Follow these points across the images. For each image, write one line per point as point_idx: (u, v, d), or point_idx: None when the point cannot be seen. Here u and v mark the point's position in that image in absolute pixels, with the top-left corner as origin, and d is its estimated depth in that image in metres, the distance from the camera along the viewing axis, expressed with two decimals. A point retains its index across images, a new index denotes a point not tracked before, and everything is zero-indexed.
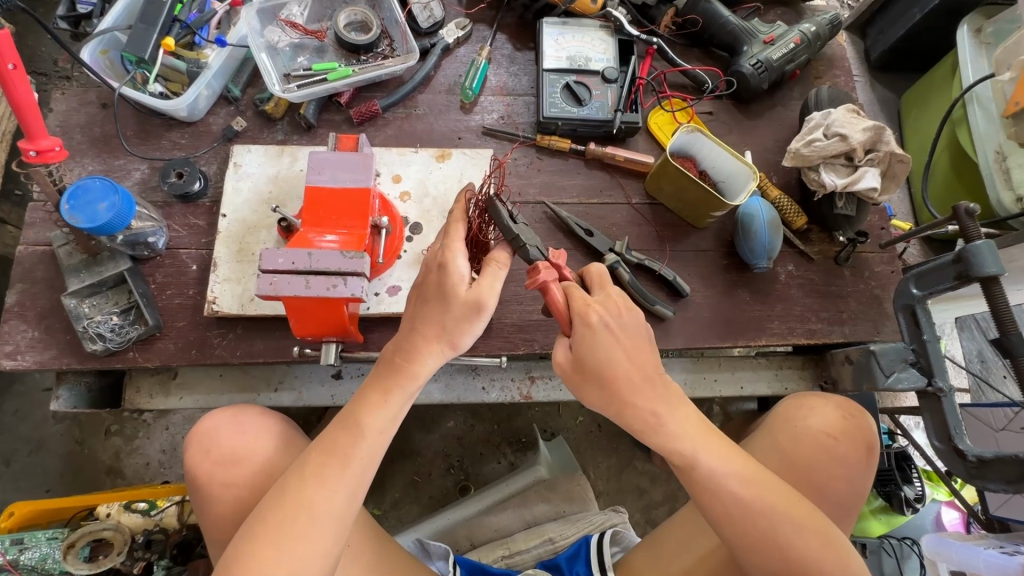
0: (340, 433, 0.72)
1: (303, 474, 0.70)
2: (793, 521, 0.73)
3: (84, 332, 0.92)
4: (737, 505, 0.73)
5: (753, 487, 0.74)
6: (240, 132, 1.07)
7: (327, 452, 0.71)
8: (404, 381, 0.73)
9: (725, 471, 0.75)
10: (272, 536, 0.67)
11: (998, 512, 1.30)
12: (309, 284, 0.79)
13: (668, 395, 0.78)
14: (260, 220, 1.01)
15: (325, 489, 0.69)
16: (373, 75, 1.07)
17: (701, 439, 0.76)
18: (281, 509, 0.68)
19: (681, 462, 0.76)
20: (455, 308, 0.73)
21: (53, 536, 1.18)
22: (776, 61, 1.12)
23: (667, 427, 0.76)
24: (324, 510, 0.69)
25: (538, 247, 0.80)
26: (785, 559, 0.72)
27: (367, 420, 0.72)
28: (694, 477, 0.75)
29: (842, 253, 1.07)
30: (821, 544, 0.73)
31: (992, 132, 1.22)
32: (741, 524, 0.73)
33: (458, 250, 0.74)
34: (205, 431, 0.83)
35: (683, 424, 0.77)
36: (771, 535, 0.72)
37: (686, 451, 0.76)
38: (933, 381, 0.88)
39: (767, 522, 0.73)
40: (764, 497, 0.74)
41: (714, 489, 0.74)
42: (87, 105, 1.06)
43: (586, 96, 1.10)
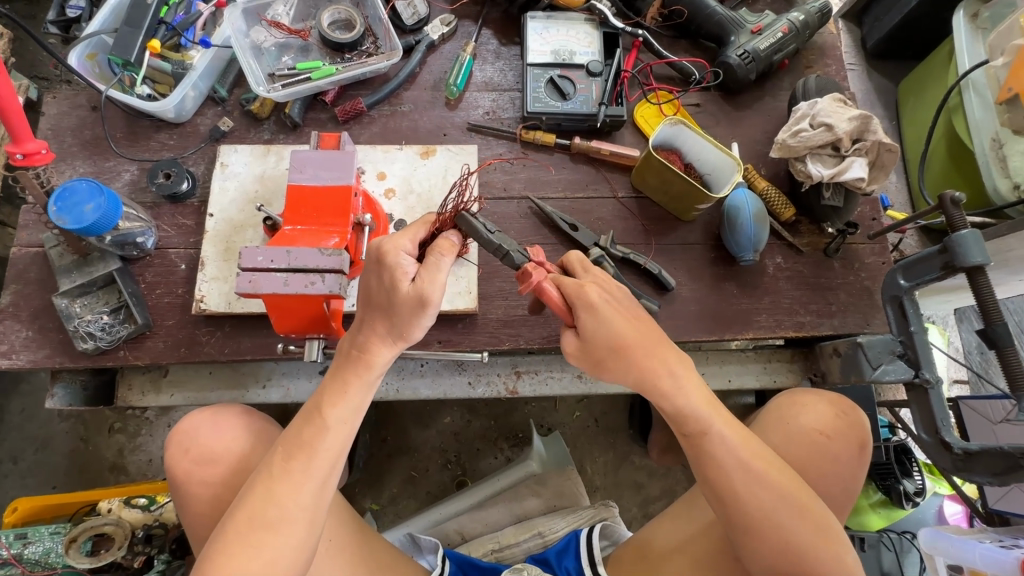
0: (305, 427, 0.73)
1: (270, 471, 0.71)
2: (790, 509, 0.74)
3: (74, 331, 0.93)
4: (737, 479, 0.75)
5: (763, 465, 0.76)
6: (227, 132, 1.08)
7: (293, 446, 0.72)
8: (361, 373, 0.75)
9: (735, 445, 0.76)
10: (243, 532, 0.68)
11: (997, 505, 1.28)
12: (288, 281, 0.80)
13: (685, 369, 0.79)
14: (246, 219, 1.02)
15: (292, 483, 0.71)
16: (357, 73, 1.07)
17: (717, 417, 0.78)
18: (253, 504, 0.70)
19: (695, 429, 0.78)
20: (398, 303, 0.72)
21: (56, 531, 1.21)
22: (763, 52, 1.10)
23: (681, 403, 0.78)
24: (293, 503, 0.70)
25: (520, 251, 0.81)
26: (778, 545, 0.73)
27: (331, 412, 0.74)
28: (707, 443, 0.77)
29: (832, 245, 1.06)
30: (816, 534, 0.73)
31: (987, 120, 1.19)
32: (743, 498, 0.74)
33: (400, 245, 0.74)
34: (186, 431, 0.84)
35: (702, 397, 0.79)
36: (763, 514, 0.74)
37: (702, 419, 0.78)
38: (920, 372, 0.87)
39: (766, 503, 0.74)
40: (770, 476, 0.75)
41: (719, 459, 0.76)
42: (78, 108, 1.08)
43: (570, 90, 1.10)
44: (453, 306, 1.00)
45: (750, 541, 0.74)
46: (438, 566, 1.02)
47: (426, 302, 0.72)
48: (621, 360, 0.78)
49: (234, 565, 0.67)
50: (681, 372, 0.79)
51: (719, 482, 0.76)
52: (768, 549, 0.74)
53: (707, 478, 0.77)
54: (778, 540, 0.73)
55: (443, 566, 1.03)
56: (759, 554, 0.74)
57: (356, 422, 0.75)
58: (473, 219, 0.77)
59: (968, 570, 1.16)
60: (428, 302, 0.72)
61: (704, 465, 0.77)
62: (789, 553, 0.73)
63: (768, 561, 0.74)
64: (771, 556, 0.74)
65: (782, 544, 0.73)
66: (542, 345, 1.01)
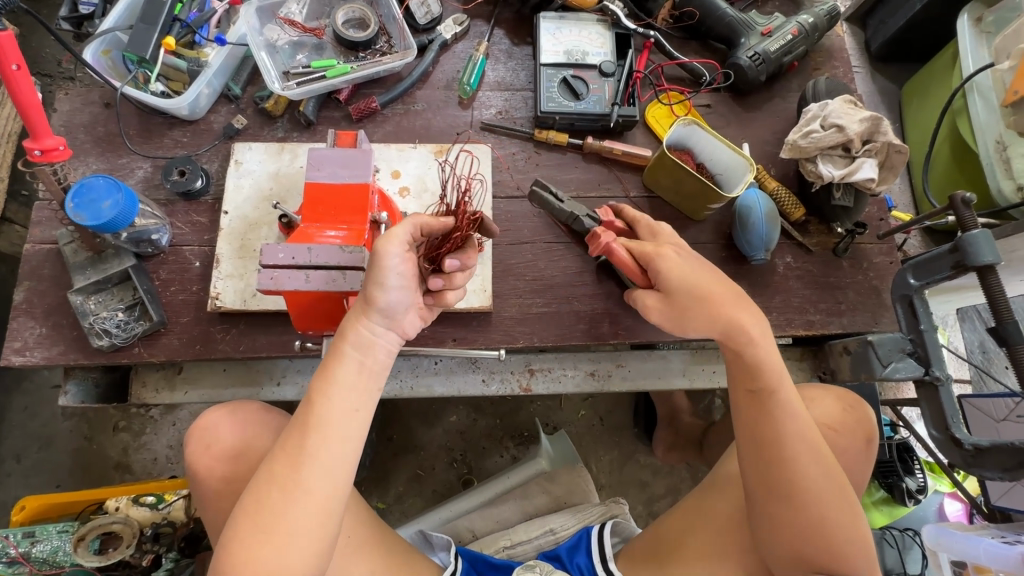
0: (302, 411, 0.73)
1: (274, 456, 0.71)
2: (831, 480, 0.76)
3: (90, 328, 0.93)
4: (791, 442, 0.76)
5: (814, 430, 0.78)
6: (241, 129, 1.08)
7: (292, 430, 0.72)
8: (339, 346, 0.74)
9: (796, 407, 0.79)
10: (253, 518, 0.68)
11: (999, 501, 1.29)
12: (309, 278, 0.80)
13: (761, 328, 0.82)
14: (261, 217, 1.02)
15: (293, 466, 0.70)
16: (372, 71, 1.08)
17: (779, 380, 0.79)
18: (261, 489, 0.70)
19: (762, 387, 0.79)
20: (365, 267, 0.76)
21: (64, 529, 1.21)
22: (774, 53, 1.12)
23: (758, 359, 0.80)
24: (297, 485, 0.69)
25: (589, 216, 0.97)
26: (812, 517, 0.75)
27: (318, 391, 0.73)
28: (774, 402, 0.78)
29: (840, 244, 1.08)
30: (845, 510, 0.76)
31: (992, 121, 1.21)
32: (792, 459, 0.76)
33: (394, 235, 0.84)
34: (206, 427, 0.84)
35: (776, 362, 0.81)
36: (803, 484, 0.75)
37: (769, 380, 0.79)
38: (931, 370, 0.89)
39: (811, 473, 0.75)
40: (817, 446, 0.77)
41: (780, 420, 0.78)
42: (91, 105, 1.08)
43: (583, 90, 1.10)
44: (468, 304, 1.01)
45: (790, 505, 0.75)
46: (451, 564, 1.02)
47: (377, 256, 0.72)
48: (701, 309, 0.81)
49: (248, 548, 0.67)
50: (758, 330, 0.80)
51: (773, 441, 0.77)
52: (800, 521, 0.75)
53: (759, 439, 0.78)
54: (820, 507, 0.75)
55: (455, 563, 1.03)
56: (792, 519, 0.75)
57: (356, 402, 0.74)
58: (544, 193, 0.98)
59: (972, 566, 1.18)
60: (378, 255, 0.72)
61: (759, 424, 0.79)
62: (823, 523, 0.75)
63: (798, 533, 0.75)
64: (802, 528, 0.75)
65: (824, 509, 0.75)
66: (555, 343, 1.02)
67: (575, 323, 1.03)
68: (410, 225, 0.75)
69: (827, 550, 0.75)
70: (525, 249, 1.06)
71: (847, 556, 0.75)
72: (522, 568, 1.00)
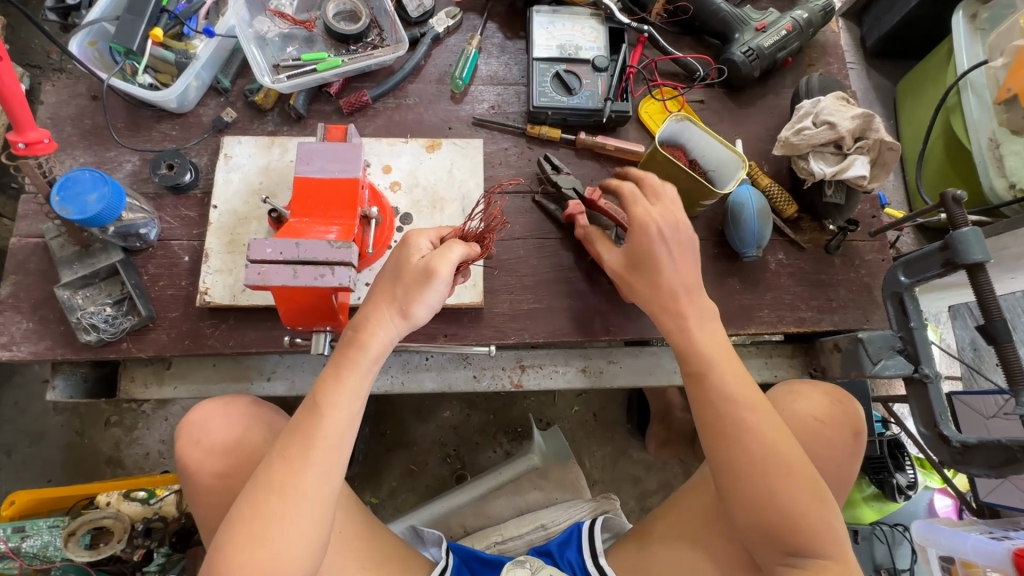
0: (304, 417, 0.73)
1: (272, 461, 0.71)
2: (787, 459, 0.76)
3: (77, 323, 0.93)
4: (730, 414, 0.78)
5: (763, 408, 0.79)
6: (230, 123, 1.07)
7: (292, 436, 0.72)
8: (357, 356, 0.75)
9: (734, 386, 0.80)
10: (249, 523, 0.68)
11: (988, 498, 1.31)
12: (297, 273, 0.79)
13: (701, 311, 0.86)
14: (250, 211, 1.01)
15: (293, 473, 0.70)
16: (363, 65, 1.07)
17: (722, 361, 0.82)
18: (257, 492, 0.69)
19: (694, 370, 0.82)
20: (404, 273, 0.77)
21: (54, 524, 1.20)
22: (767, 49, 1.11)
23: (692, 339, 0.83)
24: (296, 491, 0.69)
25: (571, 188, 1.04)
26: (758, 485, 0.75)
27: (326, 399, 0.73)
28: (705, 382, 0.81)
29: (833, 241, 1.07)
30: (810, 487, 0.75)
31: (986, 119, 1.21)
32: (739, 438, 0.77)
33: (424, 233, 0.81)
34: (197, 422, 0.84)
35: (711, 341, 0.83)
36: (745, 451, 0.76)
37: (703, 359, 0.82)
38: (919, 367, 0.89)
39: (750, 443, 0.76)
40: (756, 415, 0.78)
41: (718, 401, 0.79)
42: (78, 97, 1.06)
43: (576, 85, 1.09)
44: (459, 300, 1.00)
45: (741, 484, 0.76)
46: (442, 558, 1.02)
47: (432, 276, 0.75)
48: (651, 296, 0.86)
49: (242, 551, 0.67)
50: (696, 311, 0.85)
51: (716, 423, 0.78)
52: (750, 492, 0.75)
53: (702, 417, 0.80)
54: (771, 483, 0.75)
55: (447, 558, 1.02)
56: (745, 493, 0.76)
57: (357, 409, 0.74)
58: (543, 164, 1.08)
59: (960, 561, 1.19)
60: (435, 275, 0.75)
61: (703, 406, 0.80)
62: (778, 502, 0.74)
63: (748, 504, 0.76)
64: (753, 499, 0.75)
65: (775, 485, 0.75)
66: (546, 339, 1.02)
67: (567, 319, 1.02)
68: (462, 247, 0.78)
69: (785, 524, 0.74)
70: (517, 245, 1.06)
71: (816, 534, 0.74)
72: (513, 564, 1.01)
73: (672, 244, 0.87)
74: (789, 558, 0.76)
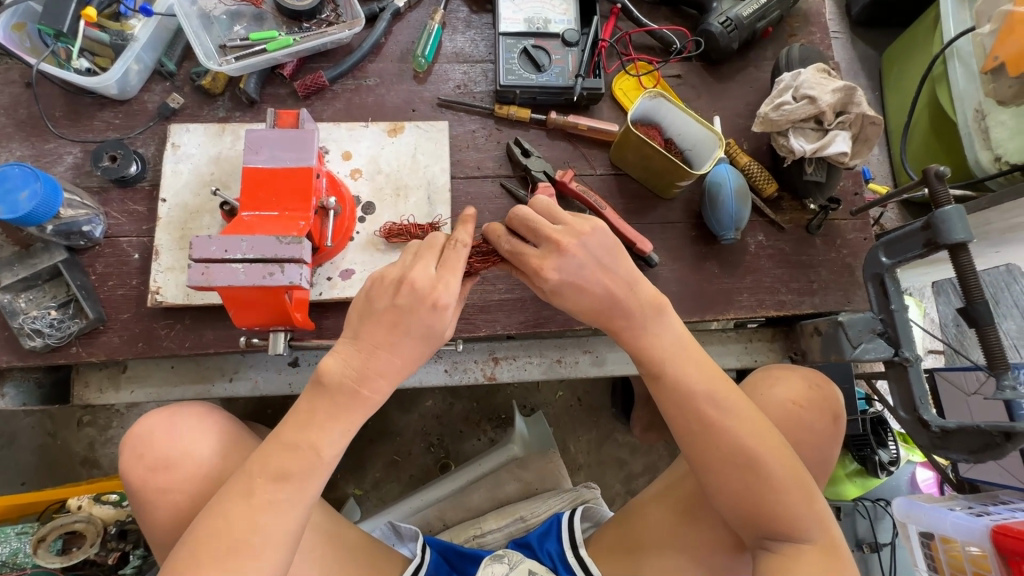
0: (294, 454, 0.67)
1: (251, 500, 0.65)
2: (761, 451, 0.73)
3: (20, 329, 0.87)
4: (713, 417, 0.75)
5: (731, 397, 0.76)
6: (177, 109, 1.00)
7: (279, 476, 0.66)
8: (354, 401, 0.69)
9: (697, 380, 0.77)
10: (215, 560, 0.62)
11: (968, 473, 1.32)
12: (245, 272, 0.75)
13: (646, 310, 0.78)
14: (202, 205, 0.95)
15: (277, 513, 0.65)
16: (317, 43, 1.00)
17: (685, 354, 0.78)
18: (228, 529, 0.64)
19: (650, 370, 0.78)
20: (431, 345, 0.71)
21: (23, 531, 1.18)
22: (746, 19, 1.05)
23: (640, 342, 0.78)
24: (278, 532, 0.65)
25: (543, 171, 1.00)
26: (738, 483, 0.73)
27: (321, 442, 0.68)
28: (663, 385, 0.77)
29: (813, 221, 1.04)
30: (789, 474, 0.73)
31: (971, 89, 1.16)
32: (703, 431, 0.75)
33: (452, 289, 0.69)
34: (140, 435, 0.80)
35: (663, 340, 0.78)
36: (734, 452, 0.73)
37: (658, 362, 0.78)
38: (901, 351, 0.86)
39: (725, 445, 0.74)
40: (737, 409, 0.76)
41: (681, 394, 0.76)
42: (10, 85, 0.99)
43: (546, 61, 1.04)
44: None
45: (710, 474, 0.75)
46: (418, 555, 0.98)
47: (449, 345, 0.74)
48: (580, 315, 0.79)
49: None
50: (643, 314, 0.77)
51: (692, 420, 0.76)
52: (728, 487, 0.74)
53: (677, 419, 0.77)
54: (744, 474, 0.73)
55: (423, 554, 0.99)
56: (728, 488, 0.74)
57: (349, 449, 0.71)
58: (514, 147, 1.02)
59: (939, 537, 1.20)
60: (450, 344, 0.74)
61: (676, 405, 0.77)
62: (749, 492, 0.73)
63: (728, 498, 0.74)
64: (731, 491, 0.74)
65: (749, 475, 0.73)
66: (519, 331, 0.98)
67: (540, 309, 0.99)
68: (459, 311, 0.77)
69: (765, 516, 0.72)
70: None
71: (796, 519, 0.72)
72: (488, 560, 0.97)
73: (588, 263, 0.75)
74: (765, 541, 0.73)
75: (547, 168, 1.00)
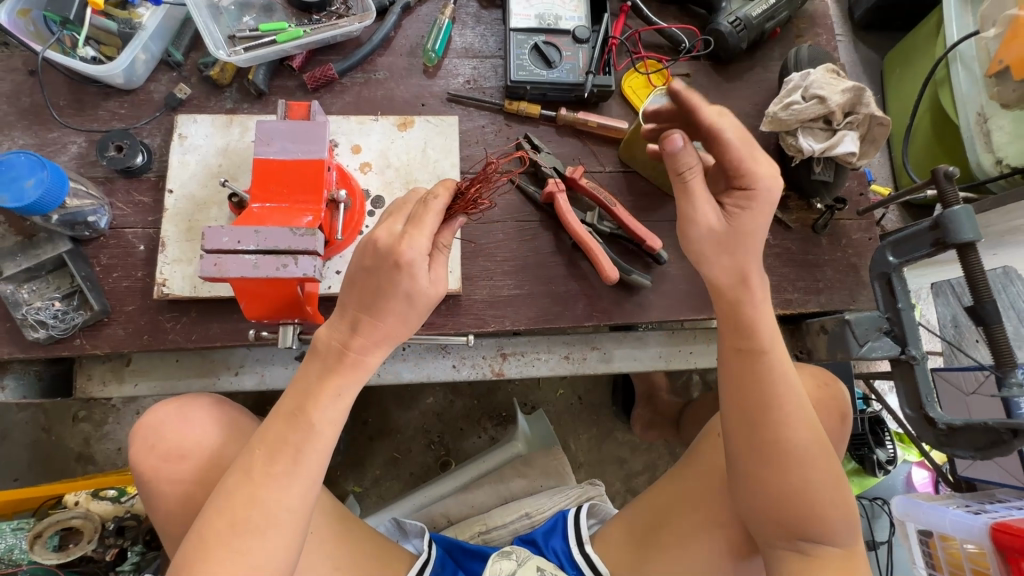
0: (288, 428, 0.67)
1: (250, 474, 0.65)
2: (823, 456, 0.72)
3: (23, 320, 0.86)
4: (790, 413, 0.72)
5: (805, 395, 0.74)
6: (184, 100, 0.99)
7: (275, 449, 0.66)
8: (354, 372, 0.69)
9: (786, 368, 0.73)
10: (222, 538, 0.62)
11: (965, 472, 1.34)
12: (257, 264, 0.74)
13: (762, 285, 0.75)
14: (210, 196, 0.94)
15: (277, 485, 0.65)
16: (328, 35, 0.99)
17: (776, 340, 0.75)
18: (232, 505, 0.64)
19: (750, 347, 0.73)
20: (413, 304, 0.68)
21: (19, 527, 1.16)
22: (755, 19, 1.06)
23: (750, 313, 0.73)
24: (277, 506, 0.64)
25: (553, 166, 1.00)
26: (799, 484, 0.71)
27: (316, 414, 0.67)
28: (754, 367, 0.73)
29: (820, 220, 1.05)
30: (837, 480, 0.73)
31: (974, 93, 1.18)
32: (783, 423, 0.71)
33: (418, 246, 0.66)
34: (150, 425, 0.78)
35: (766, 319, 0.74)
36: (800, 452, 0.71)
37: (752, 342, 0.73)
38: (907, 349, 0.86)
39: (798, 442, 0.71)
40: (809, 408, 0.73)
41: (770, 381, 0.72)
42: (13, 73, 0.97)
43: (556, 57, 1.03)
44: None
45: (776, 471, 0.71)
46: (426, 551, 0.98)
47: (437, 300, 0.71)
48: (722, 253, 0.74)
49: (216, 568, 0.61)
50: (763, 285, 0.75)
51: (771, 411, 0.72)
52: (787, 486, 0.71)
53: (759, 407, 0.72)
54: (805, 475, 0.71)
55: (430, 550, 0.99)
56: (787, 487, 0.71)
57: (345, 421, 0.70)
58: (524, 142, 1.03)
59: (938, 535, 1.21)
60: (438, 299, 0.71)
61: (761, 391, 0.72)
62: (805, 493, 0.71)
63: (785, 498, 0.71)
64: (788, 490, 0.71)
65: (808, 476, 0.71)
66: (528, 326, 0.98)
67: (550, 305, 0.99)
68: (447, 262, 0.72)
69: (808, 519, 0.72)
70: (496, 228, 1.01)
71: (832, 525, 0.72)
72: (496, 556, 0.96)
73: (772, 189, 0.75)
74: (798, 544, 0.73)
75: (557, 163, 1.01)
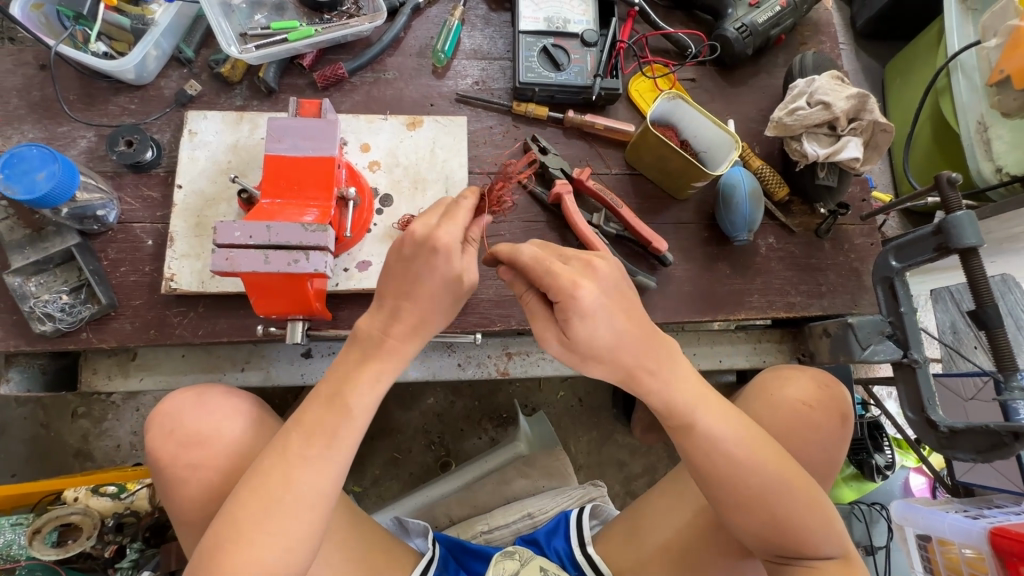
0: (328, 412, 0.67)
1: (286, 456, 0.65)
2: (788, 487, 0.72)
3: (30, 313, 0.86)
4: (738, 465, 0.72)
5: (754, 439, 0.74)
6: (194, 96, 0.99)
7: (314, 432, 0.67)
8: (377, 359, 0.69)
9: (721, 425, 0.73)
10: (253, 518, 0.62)
11: (964, 477, 1.35)
12: (268, 258, 0.74)
13: (672, 356, 0.74)
14: (219, 192, 0.95)
15: (313, 469, 0.65)
16: (338, 35, 0.99)
17: (706, 399, 0.74)
18: (265, 486, 0.64)
19: (679, 420, 0.74)
20: (450, 289, 0.69)
21: (17, 522, 1.15)
22: (761, 26, 1.07)
23: (663, 391, 0.73)
24: (309, 491, 0.64)
25: (559, 168, 1.00)
26: (766, 519, 0.72)
27: (356, 401, 0.68)
28: (689, 435, 0.73)
29: (823, 225, 1.06)
30: (811, 502, 0.73)
31: (974, 102, 1.19)
32: (734, 475, 0.72)
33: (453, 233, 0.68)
34: (167, 413, 0.79)
35: (687, 386, 0.74)
36: (760, 492, 0.71)
37: (682, 412, 0.73)
38: (909, 353, 0.88)
39: (754, 485, 0.71)
40: (759, 451, 0.73)
41: (706, 448, 0.72)
42: (24, 66, 0.97)
43: (564, 60, 1.04)
44: None
45: (739, 514, 0.73)
46: (429, 549, 0.98)
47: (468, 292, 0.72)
48: (599, 365, 0.71)
49: (249, 547, 0.61)
50: (664, 362, 0.73)
51: (716, 469, 0.72)
52: (755, 523, 0.72)
53: (704, 467, 0.73)
54: (773, 511, 0.71)
55: (434, 549, 0.99)
56: (755, 524, 0.72)
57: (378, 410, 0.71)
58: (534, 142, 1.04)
59: (936, 539, 1.22)
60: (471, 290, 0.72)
61: (700, 455, 0.73)
62: (777, 524, 0.72)
63: (757, 532, 0.73)
64: (757, 527, 0.72)
65: (775, 511, 0.71)
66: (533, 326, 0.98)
67: None
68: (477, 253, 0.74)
69: (789, 543, 0.72)
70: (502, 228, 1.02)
71: (817, 543, 0.73)
72: (500, 555, 0.97)
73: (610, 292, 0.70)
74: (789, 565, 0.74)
75: (564, 167, 1.01)
